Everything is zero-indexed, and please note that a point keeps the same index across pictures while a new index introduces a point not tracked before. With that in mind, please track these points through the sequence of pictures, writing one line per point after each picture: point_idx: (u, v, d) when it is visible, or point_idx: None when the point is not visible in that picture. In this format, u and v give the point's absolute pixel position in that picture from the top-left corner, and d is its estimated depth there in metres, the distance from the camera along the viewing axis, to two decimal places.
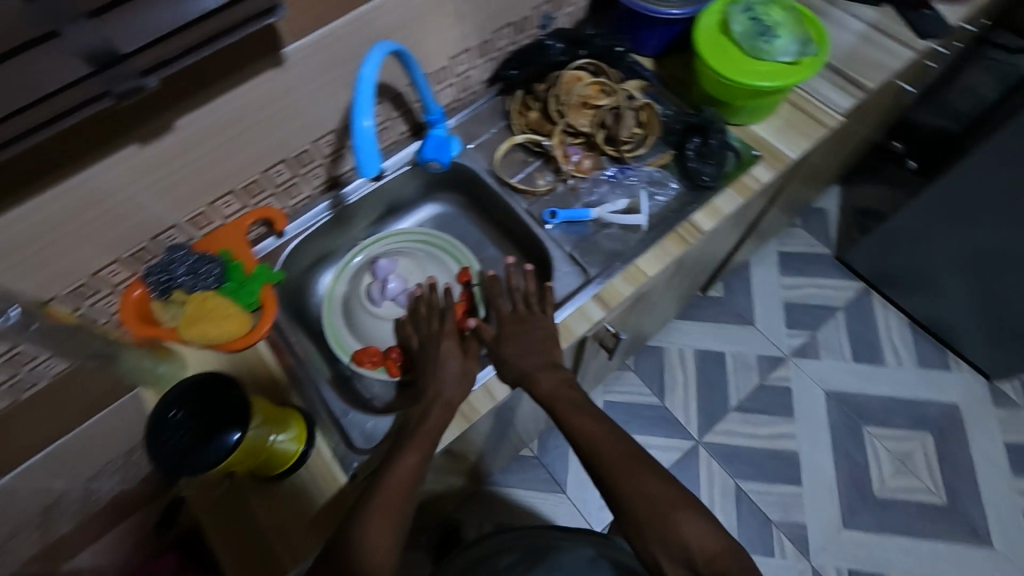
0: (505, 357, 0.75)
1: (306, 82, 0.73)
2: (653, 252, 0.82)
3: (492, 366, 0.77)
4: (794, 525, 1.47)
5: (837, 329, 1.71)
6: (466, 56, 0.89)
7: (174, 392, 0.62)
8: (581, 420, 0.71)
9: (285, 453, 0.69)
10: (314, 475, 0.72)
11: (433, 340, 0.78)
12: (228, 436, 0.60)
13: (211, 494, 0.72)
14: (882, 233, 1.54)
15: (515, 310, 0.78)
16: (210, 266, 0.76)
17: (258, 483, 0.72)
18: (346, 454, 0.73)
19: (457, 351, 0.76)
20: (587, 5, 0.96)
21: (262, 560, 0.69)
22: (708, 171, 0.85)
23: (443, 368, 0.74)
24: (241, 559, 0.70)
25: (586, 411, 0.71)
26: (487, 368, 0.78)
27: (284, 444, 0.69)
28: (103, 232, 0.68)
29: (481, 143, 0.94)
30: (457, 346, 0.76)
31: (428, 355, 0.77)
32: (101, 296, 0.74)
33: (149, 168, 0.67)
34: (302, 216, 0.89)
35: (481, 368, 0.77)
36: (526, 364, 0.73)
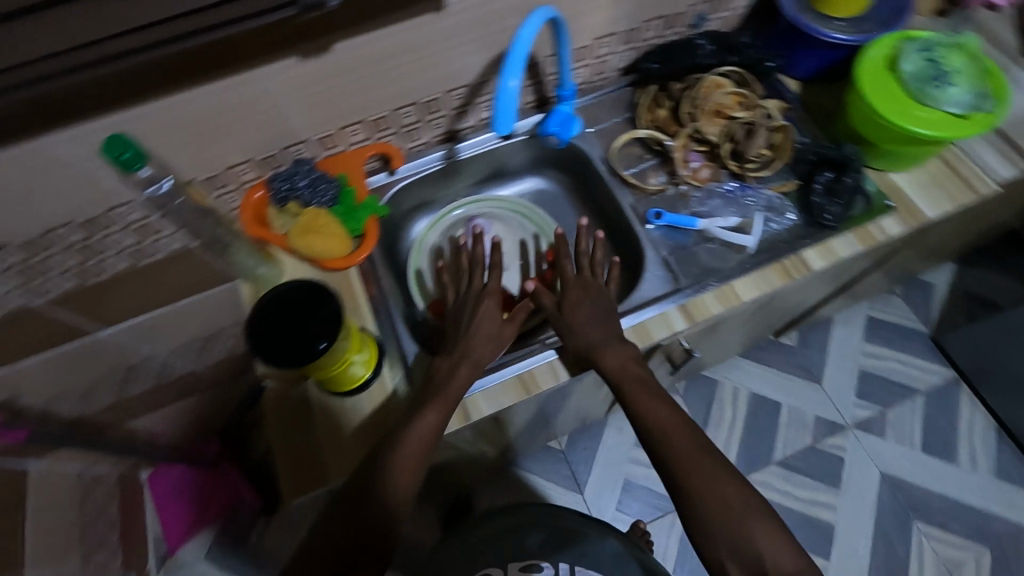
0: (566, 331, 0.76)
1: (457, 32, 0.75)
2: (753, 277, 0.79)
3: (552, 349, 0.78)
4: None
5: (913, 412, 1.59)
6: (611, 40, 0.88)
7: (277, 290, 0.67)
8: (646, 403, 0.70)
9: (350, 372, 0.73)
10: (373, 402, 0.76)
11: (473, 298, 0.80)
12: (316, 343, 0.63)
13: (281, 394, 0.78)
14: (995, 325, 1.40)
15: (582, 281, 0.80)
16: (328, 185, 0.80)
17: (323, 395, 0.77)
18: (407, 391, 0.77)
19: (494, 313, 0.78)
20: (745, 12, 0.93)
21: (308, 468, 0.74)
22: (833, 209, 0.80)
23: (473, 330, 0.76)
24: (292, 462, 0.74)
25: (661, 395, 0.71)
26: (548, 351, 0.78)
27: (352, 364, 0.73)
28: (246, 131, 0.74)
29: (602, 129, 0.93)
30: (496, 306, 0.78)
31: (467, 307, 0.79)
32: (228, 190, 0.81)
33: (301, 82, 0.71)
34: (415, 160, 0.92)
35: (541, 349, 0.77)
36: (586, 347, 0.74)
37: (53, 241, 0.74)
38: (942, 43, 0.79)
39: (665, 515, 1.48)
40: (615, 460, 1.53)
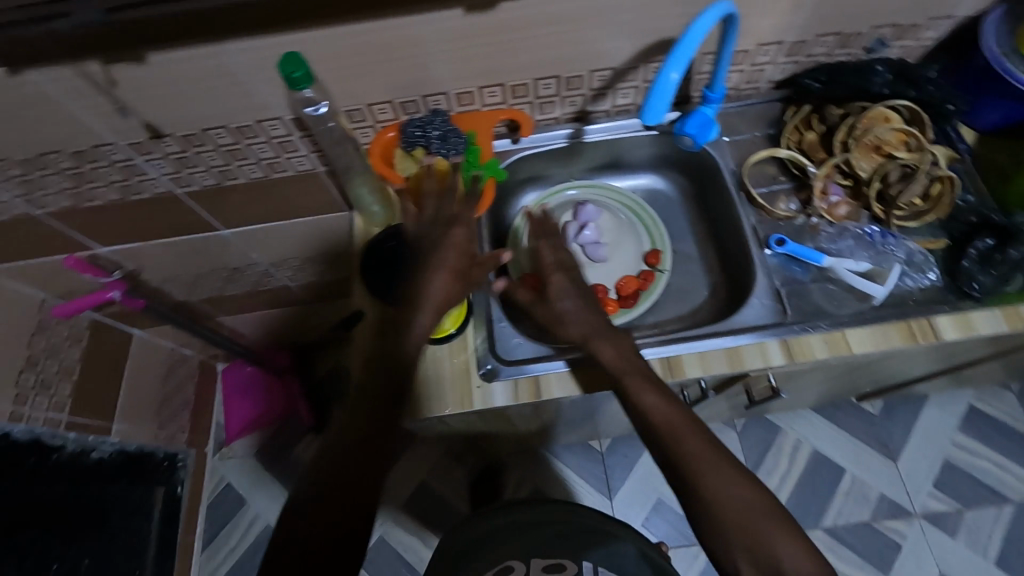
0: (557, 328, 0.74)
1: (618, 13, 0.73)
2: (870, 331, 0.73)
3: (560, 363, 0.76)
4: None
5: (995, 521, 1.43)
6: (775, 49, 0.82)
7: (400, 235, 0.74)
8: (644, 399, 0.67)
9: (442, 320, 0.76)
10: (451, 355, 0.78)
11: (440, 226, 0.70)
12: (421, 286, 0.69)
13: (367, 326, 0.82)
14: None
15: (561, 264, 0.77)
16: (458, 140, 0.81)
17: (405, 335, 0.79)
18: (485, 353, 0.78)
19: (463, 247, 0.69)
20: (933, 46, 0.84)
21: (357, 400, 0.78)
22: (984, 279, 0.72)
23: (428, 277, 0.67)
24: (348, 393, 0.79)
25: (660, 389, 0.68)
26: (558, 362, 0.77)
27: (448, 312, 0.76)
28: (396, 72, 0.76)
29: (738, 141, 0.89)
30: (466, 236, 0.70)
31: (432, 240, 0.70)
32: (364, 124, 0.85)
33: (458, 35, 0.72)
34: (541, 134, 0.92)
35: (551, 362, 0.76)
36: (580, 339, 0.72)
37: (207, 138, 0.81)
38: None
39: (690, 545, 1.43)
40: (652, 476, 1.50)
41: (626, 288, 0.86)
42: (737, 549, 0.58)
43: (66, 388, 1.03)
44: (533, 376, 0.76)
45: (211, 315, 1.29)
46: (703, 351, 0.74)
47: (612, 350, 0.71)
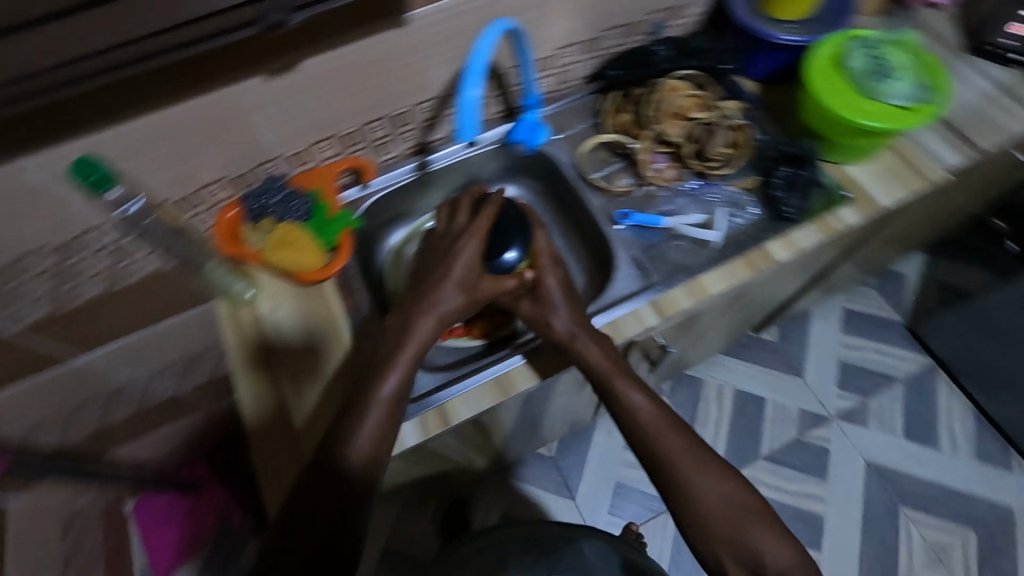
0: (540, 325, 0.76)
1: (423, 47, 0.77)
2: (719, 271, 0.81)
3: (517, 357, 0.78)
4: None
5: (893, 400, 1.62)
6: (573, 49, 0.91)
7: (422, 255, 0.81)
8: (632, 399, 0.74)
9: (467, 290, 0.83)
10: None
11: (455, 239, 0.79)
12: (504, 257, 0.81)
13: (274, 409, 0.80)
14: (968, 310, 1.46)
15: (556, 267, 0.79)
16: (300, 201, 0.81)
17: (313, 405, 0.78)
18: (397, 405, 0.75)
19: (472, 258, 0.76)
20: (701, 20, 0.98)
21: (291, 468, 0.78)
22: (794, 202, 0.83)
23: (391, 370, 0.69)
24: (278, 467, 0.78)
25: (643, 391, 0.75)
26: (516, 357, 0.78)
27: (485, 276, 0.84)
28: (218, 148, 0.75)
29: (569, 136, 0.96)
30: (473, 250, 0.76)
31: (427, 259, 0.79)
32: (200, 209, 0.81)
33: (271, 100, 0.73)
34: (388, 173, 0.93)
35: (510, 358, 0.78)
36: (569, 337, 0.74)
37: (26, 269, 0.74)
38: (883, 39, 0.84)
39: (658, 516, 1.49)
40: (606, 462, 1.54)
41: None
42: (738, 561, 0.68)
43: None
44: (439, 405, 0.75)
45: (97, 451, 1.16)
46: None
47: (600, 351, 0.74)
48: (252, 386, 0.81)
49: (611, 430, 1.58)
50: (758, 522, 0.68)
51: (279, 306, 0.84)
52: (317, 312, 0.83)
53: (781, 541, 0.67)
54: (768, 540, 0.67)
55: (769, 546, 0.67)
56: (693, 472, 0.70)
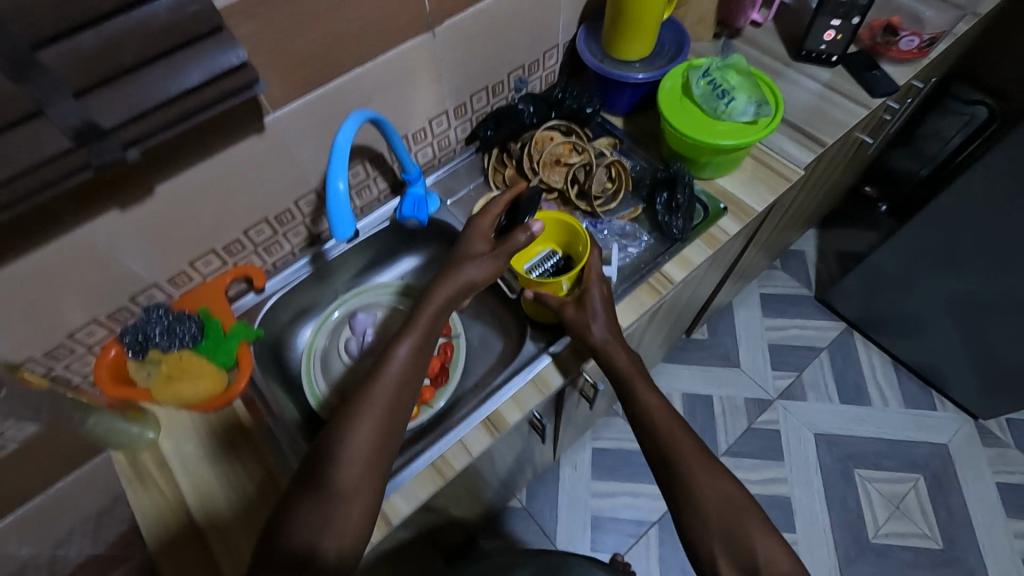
0: (577, 329, 0.77)
1: (286, 147, 0.76)
2: (626, 304, 0.84)
3: (546, 355, 0.81)
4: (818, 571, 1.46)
5: (823, 369, 1.73)
6: (444, 117, 0.93)
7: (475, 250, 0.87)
8: (650, 398, 0.76)
9: (529, 249, 0.89)
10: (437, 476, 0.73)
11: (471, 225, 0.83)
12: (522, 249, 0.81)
13: (177, 527, 0.75)
14: (858, 274, 1.59)
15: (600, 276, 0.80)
16: (187, 326, 0.76)
17: (229, 518, 0.74)
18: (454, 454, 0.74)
19: (484, 233, 0.81)
20: (559, 69, 1.04)
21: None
22: (678, 222, 0.87)
23: (353, 433, 0.62)
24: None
25: (656, 390, 0.77)
26: (542, 357, 0.82)
27: (553, 245, 0.89)
28: (81, 292, 0.69)
29: (460, 198, 0.97)
30: (486, 228, 0.81)
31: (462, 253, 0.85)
32: (76, 355, 0.75)
33: (129, 232, 0.68)
34: (283, 272, 0.89)
35: (537, 359, 0.81)
36: (603, 341, 0.76)
37: None
38: (717, 65, 0.91)
39: (640, 539, 1.47)
40: (577, 498, 1.52)
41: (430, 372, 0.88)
42: (736, 559, 0.64)
43: None
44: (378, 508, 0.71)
45: None
46: (514, 394, 0.79)
47: (625, 355, 0.77)
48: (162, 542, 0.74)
49: (575, 464, 1.57)
50: (703, 516, 0.67)
51: (191, 442, 0.79)
52: (239, 445, 0.78)
53: (727, 527, 0.65)
54: (723, 531, 0.65)
55: (770, 552, 0.64)
56: (684, 496, 0.69)
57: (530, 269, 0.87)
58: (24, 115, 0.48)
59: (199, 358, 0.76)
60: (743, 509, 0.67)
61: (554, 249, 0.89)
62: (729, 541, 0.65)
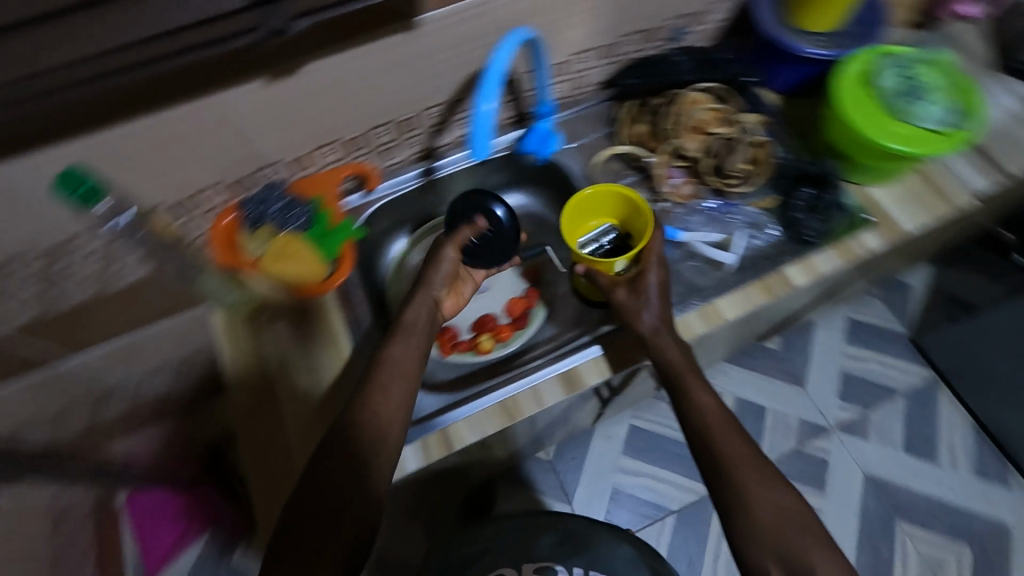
0: (627, 315, 0.74)
1: (431, 51, 0.73)
2: (734, 296, 0.78)
3: (597, 346, 0.77)
4: None
5: (895, 413, 1.61)
6: (590, 55, 0.86)
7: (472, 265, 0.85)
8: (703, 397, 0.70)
9: (585, 223, 0.86)
10: (488, 418, 0.73)
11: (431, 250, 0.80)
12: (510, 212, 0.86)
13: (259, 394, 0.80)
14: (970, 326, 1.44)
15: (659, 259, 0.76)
16: (300, 210, 0.79)
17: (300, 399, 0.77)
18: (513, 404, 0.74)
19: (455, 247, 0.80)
20: (723, 26, 0.93)
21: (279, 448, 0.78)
22: (814, 225, 0.80)
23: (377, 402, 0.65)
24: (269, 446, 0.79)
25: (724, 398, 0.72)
26: (593, 346, 0.77)
27: (611, 219, 0.87)
28: (213, 153, 0.71)
29: (582, 144, 0.92)
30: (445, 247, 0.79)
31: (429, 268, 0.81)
32: (196, 213, 0.78)
33: (269, 106, 0.69)
34: (392, 178, 0.89)
35: (587, 346, 0.76)
36: (651, 331, 0.72)
37: (10, 276, 0.73)
38: (915, 61, 0.80)
39: (655, 523, 1.47)
40: (604, 469, 1.52)
41: (514, 311, 0.88)
42: None
43: None
44: (442, 428, 0.72)
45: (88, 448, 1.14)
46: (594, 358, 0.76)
47: (677, 350, 0.72)
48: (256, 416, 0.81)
49: (609, 436, 1.55)
50: (758, 521, 0.62)
51: (282, 322, 0.80)
52: (321, 338, 0.79)
53: (784, 540, 0.61)
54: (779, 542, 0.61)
55: None
56: None
57: (584, 244, 0.85)
58: None
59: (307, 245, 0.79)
60: (804, 522, 0.62)
61: (612, 224, 0.87)
62: (782, 551, 0.60)
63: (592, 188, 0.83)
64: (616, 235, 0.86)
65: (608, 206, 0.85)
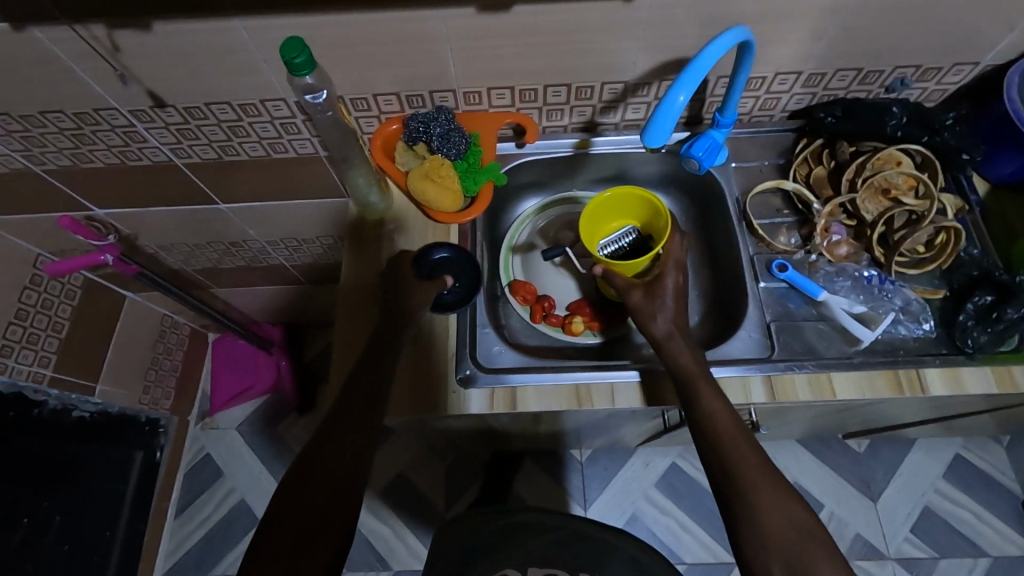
0: (639, 317, 0.72)
1: (635, 26, 0.72)
2: (855, 377, 0.71)
3: (636, 372, 0.73)
4: None
5: (971, 573, 1.41)
6: (792, 79, 0.81)
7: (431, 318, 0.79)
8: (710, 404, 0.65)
9: (606, 226, 0.87)
10: (554, 394, 0.73)
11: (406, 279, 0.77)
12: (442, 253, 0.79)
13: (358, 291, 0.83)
14: None
15: (673, 258, 0.75)
16: (461, 139, 0.80)
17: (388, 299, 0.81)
18: (584, 394, 0.73)
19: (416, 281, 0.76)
20: (952, 92, 0.83)
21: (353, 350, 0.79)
22: (979, 336, 0.70)
23: (358, 403, 0.67)
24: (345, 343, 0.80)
25: None
26: (631, 372, 0.74)
27: (633, 221, 0.87)
28: (403, 63, 0.75)
29: (745, 167, 0.87)
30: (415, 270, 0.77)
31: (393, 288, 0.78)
32: (367, 114, 0.84)
33: (468, 33, 0.71)
34: (547, 140, 0.90)
35: (625, 369, 0.73)
36: (664, 335, 0.70)
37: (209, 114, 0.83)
38: None
39: None
40: (630, 490, 1.49)
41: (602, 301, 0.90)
42: None
43: (53, 344, 1.05)
44: (511, 387, 0.74)
45: (205, 285, 1.29)
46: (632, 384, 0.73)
47: (690, 357, 0.68)
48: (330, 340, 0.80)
49: (648, 463, 1.51)
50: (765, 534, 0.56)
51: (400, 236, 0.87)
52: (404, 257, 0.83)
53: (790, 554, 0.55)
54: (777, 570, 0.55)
55: None
56: None
57: (604, 246, 0.85)
58: None
59: (448, 170, 0.81)
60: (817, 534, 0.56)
61: (634, 227, 0.86)
62: None
63: (611, 191, 0.82)
64: (636, 237, 0.86)
65: (631, 209, 0.85)
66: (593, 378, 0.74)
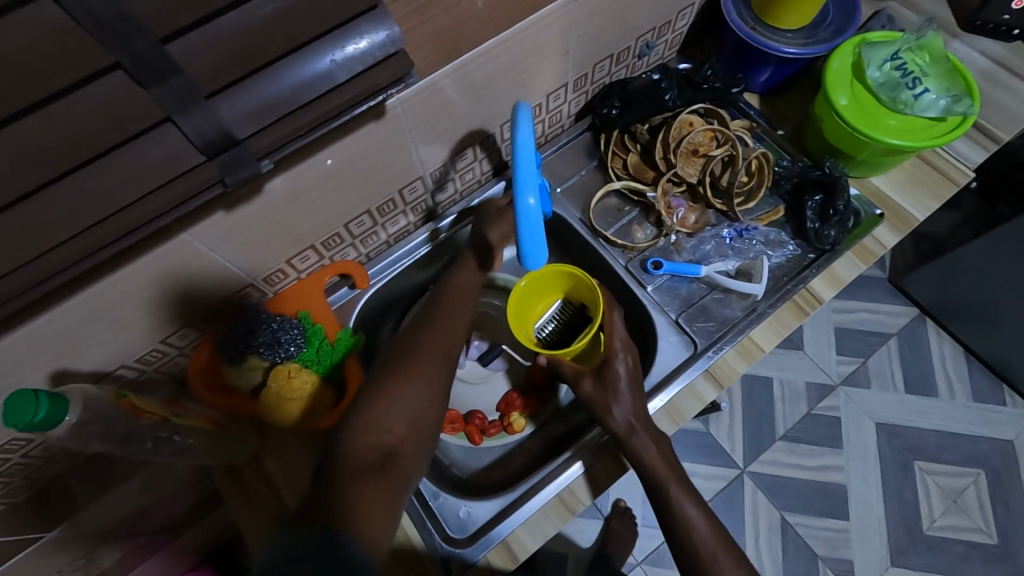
0: (598, 411, 0.67)
1: (404, 132, 0.65)
2: (766, 326, 0.75)
3: (579, 467, 0.68)
4: (839, 561, 1.40)
5: (890, 357, 1.59)
6: (563, 91, 0.80)
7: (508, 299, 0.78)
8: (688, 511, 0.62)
9: (531, 311, 0.82)
10: (549, 513, 0.67)
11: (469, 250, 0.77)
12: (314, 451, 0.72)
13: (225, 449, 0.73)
14: (939, 266, 1.43)
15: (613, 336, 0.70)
16: (291, 333, 0.68)
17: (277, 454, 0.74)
18: (574, 496, 0.68)
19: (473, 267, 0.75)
20: (688, 31, 0.88)
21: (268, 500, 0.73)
22: (832, 233, 0.77)
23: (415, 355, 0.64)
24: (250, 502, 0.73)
25: None
26: (575, 467, 0.68)
27: (558, 295, 0.81)
28: (179, 296, 0.61)
29: (570, 186, 0.86)
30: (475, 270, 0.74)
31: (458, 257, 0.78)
32: (170, 357, 0.69)
33: (234, 233, 0.59)
34: (379, 264, 0.81)
35: (568, 470, 0.68)
36: (625, 430, 0.65)
37: None
38: (909, 45, 0.75)
39: None
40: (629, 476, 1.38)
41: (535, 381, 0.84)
42: None
43: None
44: (502, 539, 0.66)
45: None
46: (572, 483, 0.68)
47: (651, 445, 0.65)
48: (242, 512, 0.73)
49: None
50: None
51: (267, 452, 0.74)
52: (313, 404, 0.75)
53: None
54: None
55: None
56: None
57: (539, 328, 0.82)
58: (159, 120, 0.39)
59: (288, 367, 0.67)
60: None
61: (560, 301, 0.82)
62: None
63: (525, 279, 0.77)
64: (569, 308, 0.81)
65: (553, 286, 0.80)
66: (551, 485, 0.68)
